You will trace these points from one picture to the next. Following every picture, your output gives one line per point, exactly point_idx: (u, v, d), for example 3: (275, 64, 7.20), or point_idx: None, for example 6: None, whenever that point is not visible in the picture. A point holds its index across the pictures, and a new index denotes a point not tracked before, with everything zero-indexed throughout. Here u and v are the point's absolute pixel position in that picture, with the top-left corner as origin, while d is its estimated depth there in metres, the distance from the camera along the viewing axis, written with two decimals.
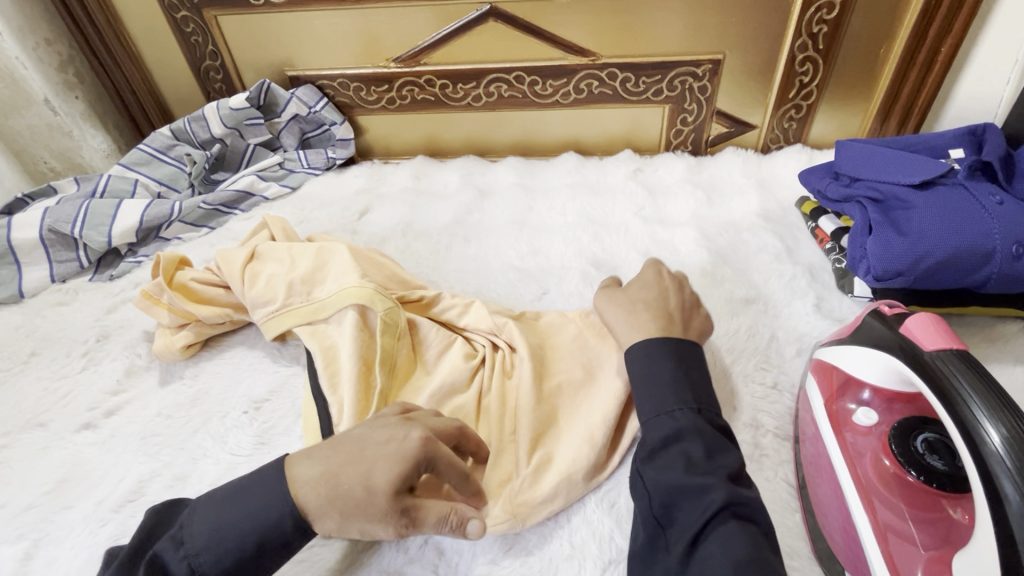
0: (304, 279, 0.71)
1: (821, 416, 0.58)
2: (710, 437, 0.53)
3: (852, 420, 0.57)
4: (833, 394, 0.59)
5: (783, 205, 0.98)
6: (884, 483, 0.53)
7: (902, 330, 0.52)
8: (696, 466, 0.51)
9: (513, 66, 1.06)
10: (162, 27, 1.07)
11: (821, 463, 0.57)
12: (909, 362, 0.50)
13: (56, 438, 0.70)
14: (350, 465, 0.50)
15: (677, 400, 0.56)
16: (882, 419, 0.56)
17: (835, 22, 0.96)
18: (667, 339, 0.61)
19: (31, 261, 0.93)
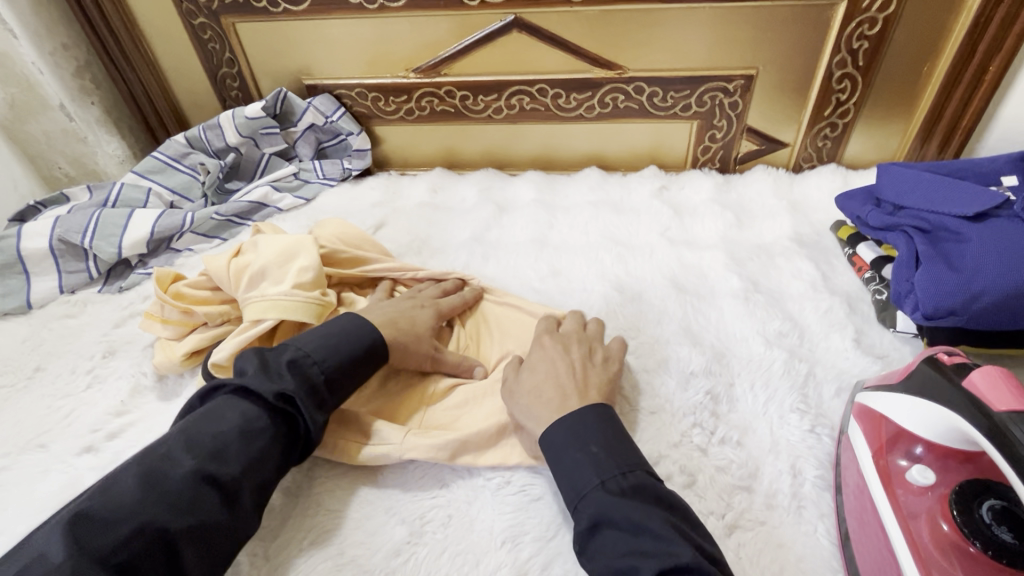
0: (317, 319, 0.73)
1: (870, 469, 0.54)
2: (632, 505, 0.49)
3: (905, 477, 0.53)
4: (882, 446, 0.55)
5: (817, 229, 0.93)
6: (941, 551, 0.48)
7: (964, 385, 0.48)
8: (627, 542, 0.47)
9: (536, 79, 1.02)
10: (179, 33, 1.05)
11: (867, 522, 0.52)
12: (975, 421, 0.46)
13: (57, 461, 0.68)
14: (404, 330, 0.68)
15: (593, 477, 0.51)
16: (940, 479, 0.52)
17: (877, 38, 0.91)
18: (558, 421, 0.56)
19: (41, 271, 0.91)
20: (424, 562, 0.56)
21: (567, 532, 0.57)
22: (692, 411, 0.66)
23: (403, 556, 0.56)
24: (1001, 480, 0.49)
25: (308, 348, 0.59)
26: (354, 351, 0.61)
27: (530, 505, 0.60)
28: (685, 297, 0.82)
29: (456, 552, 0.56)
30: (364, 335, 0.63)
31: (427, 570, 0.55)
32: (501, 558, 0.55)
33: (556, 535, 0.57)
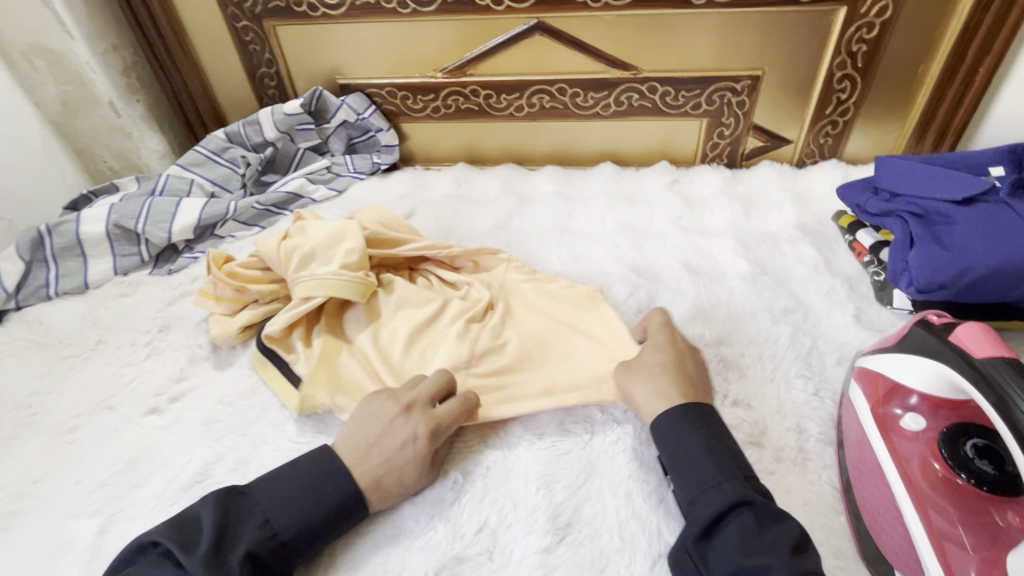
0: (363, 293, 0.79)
1: (869, 420, 0.60)
2: (770, 506, 0.52)
3: (899, 425, 0.59)
4: (879, 399, 0.61)
5: (820, 219, 1.00)
6: (933, 486, 0.54)
7: (950, 339, 0.54)
8: (761, 535, 0.50)
9: (556, 79, 1.09)
10: (222, 35, 1.13)
11: (867, 467, 0.59)
12: (958, 368, 0.52)
13: (125, 421, 0.74)
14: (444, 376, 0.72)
15: (729, 473, 0.54)
16: (929, 425, 0.58)
17: (874, 41, 0.98)
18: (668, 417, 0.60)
19: (96, 254, 0.97)
20: (467, 505, 0.62)
21: (594, 481, 0.64)
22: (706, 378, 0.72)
23: (448, 500, 0.62)
24: (983, 423, 0.56)
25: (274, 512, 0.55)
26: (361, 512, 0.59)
27: (561, 457, 0.66)
28: (698, 279, 0.88)
29: (496, 496, 0.62)
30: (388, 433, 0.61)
31: (471, 512, 0.61)
32: (537, 501, 0.62)
33: (585, 483, 0.63)
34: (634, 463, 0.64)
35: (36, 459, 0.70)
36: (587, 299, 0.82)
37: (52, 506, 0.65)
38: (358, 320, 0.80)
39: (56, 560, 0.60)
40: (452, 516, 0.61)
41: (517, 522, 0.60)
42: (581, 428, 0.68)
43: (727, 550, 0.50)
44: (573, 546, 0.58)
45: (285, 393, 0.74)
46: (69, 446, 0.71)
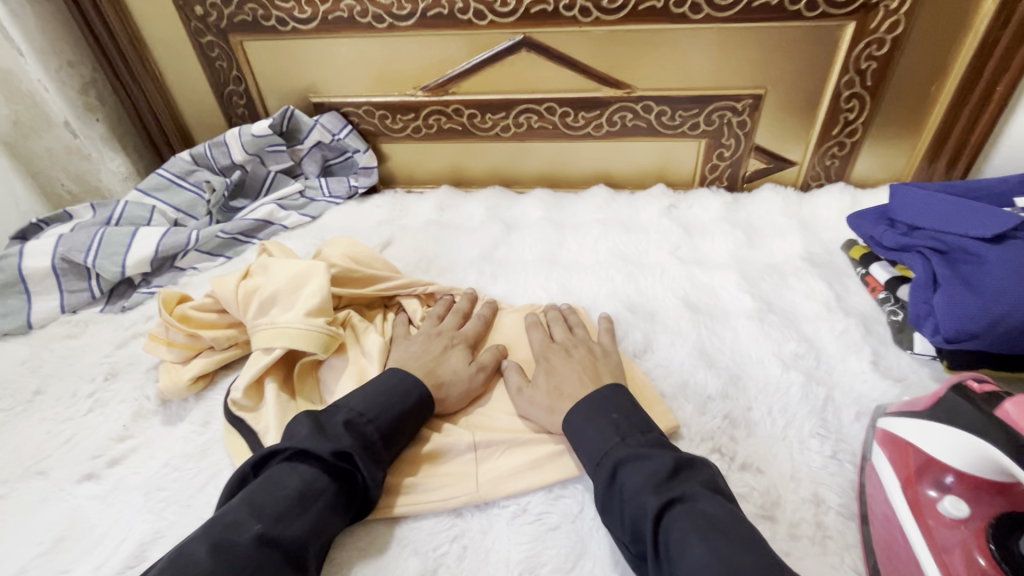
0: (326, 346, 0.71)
1: (900, 499, 0.52)
2: (647, 455, 0.54)
3: (937, 509, 0.51)
4: (913, 474, 0.53)
5: (829, 248, 0.92)
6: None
7: (999, 414, 0.47)
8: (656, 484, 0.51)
9: (545, 97, 1.02)
10: (187, 52, 1.05)
11: (899, 557, 0.51)
12: (1014, 454, 0.45)
13: (57, 489, 0.66)
14: (433, 361, 0.70)
15: (614, 437, 0.57)
16: (973, 511, 0.50)
17: (884, 58, 0.92)
18: (586, 401, 0.62)
19: (42, 291, 0.89)
20: None
21: (585, 563, 0.56)
22: (710, 437, 0.65)
23: None
24: None
25: (363, 407, 0.60)
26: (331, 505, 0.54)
27: (547, 532, 0.58)
28: (699, 318, 0.81)
29: None
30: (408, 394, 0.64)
31: None
32: None
33: (574, 566, 0.55)
34: None
35: None
36: None
37: None
38: (334, 368, 0.73)
39: None
40: None
41: None
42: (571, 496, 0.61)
43: (629, 513, 0.51)
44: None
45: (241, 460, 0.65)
46: None
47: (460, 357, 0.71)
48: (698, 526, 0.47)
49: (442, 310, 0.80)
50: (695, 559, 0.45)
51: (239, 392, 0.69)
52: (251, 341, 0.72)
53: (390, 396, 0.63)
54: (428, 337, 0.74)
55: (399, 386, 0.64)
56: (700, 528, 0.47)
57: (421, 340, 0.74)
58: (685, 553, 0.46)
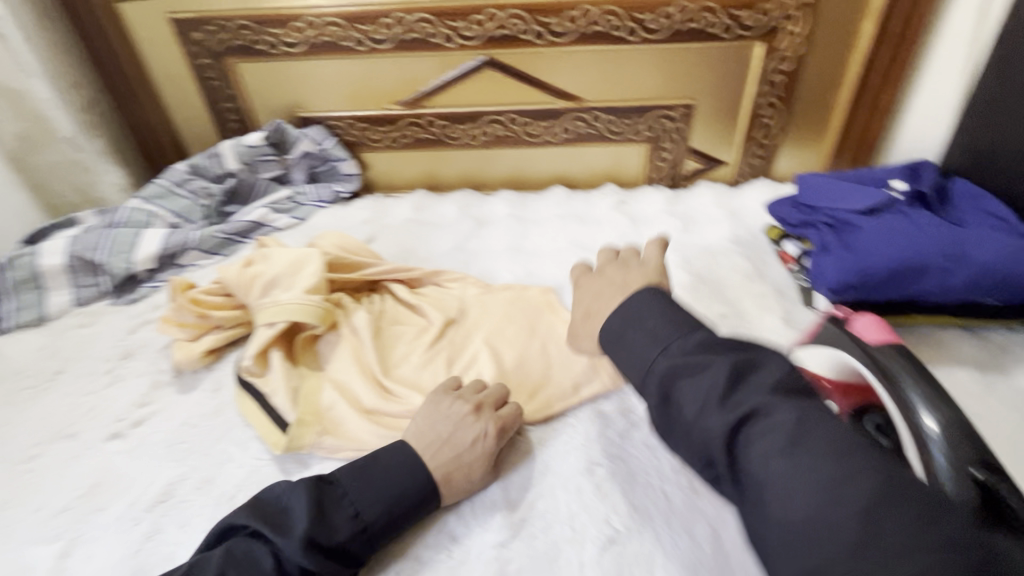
0: (324, 317, 0.83)
1: None
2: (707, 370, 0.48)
3: None
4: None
5: (752, 232, 1.08)
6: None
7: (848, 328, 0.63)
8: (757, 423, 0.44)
9: (507, 109, 1.17)
10: (185, 73, 1.17)
11: None
12: (859, 356, 0.60)
13: (87, 447, 0.75)
14: (454, 464, 0.64)
15: (705, 388, 0.47)
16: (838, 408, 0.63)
17: (790, 73, 1.09)
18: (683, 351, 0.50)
19: (56, 286, 0.98)
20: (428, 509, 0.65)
21: (547, 478, 0.68)
22: None
23: None
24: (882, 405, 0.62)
25: (362, 504, 0.59)
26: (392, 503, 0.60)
27: (515, 458, 0.70)
28: None
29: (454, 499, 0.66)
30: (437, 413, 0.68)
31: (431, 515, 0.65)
32: (493, 500, 0.66)
33: (538, 481, 0.68)
34: (584, 458, 0.69)
35: None
36: (542, 303, 0.90)
37: (10, 534, 0.65)
38: (330, 342, 0.84)
39: None
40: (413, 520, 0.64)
41: (474, 522, 0.64)
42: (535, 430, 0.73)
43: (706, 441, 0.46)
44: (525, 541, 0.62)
45: (253, 415, 0.76)
46: (28, 475, 0.72)
47: (481, 463, 0.65)
48: (777, 444, 0.43)
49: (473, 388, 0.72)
50: (774, 470, 0.42)
51: (249, 360, 0.79)
52: (256, 318, 0.83)
53: (396, 493, 0.61)
54: (461, 419, 0.67)
55: (408, 488, 0.61)
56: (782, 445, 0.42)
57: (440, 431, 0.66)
58: (769, 470, 0.42)
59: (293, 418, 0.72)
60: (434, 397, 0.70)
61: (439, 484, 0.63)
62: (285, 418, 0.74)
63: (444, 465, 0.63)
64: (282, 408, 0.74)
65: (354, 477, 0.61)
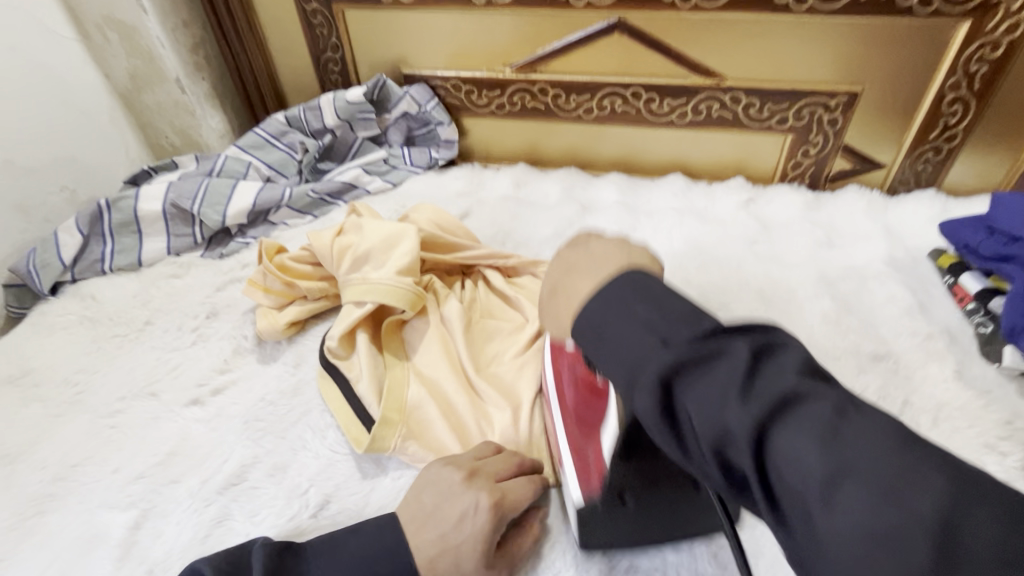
0: (413, 302, 0.75)
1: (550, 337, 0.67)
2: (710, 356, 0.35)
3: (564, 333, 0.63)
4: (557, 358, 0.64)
5: (913, 255, 0.90)
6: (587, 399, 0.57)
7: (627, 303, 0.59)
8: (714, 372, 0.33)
9: (631, 81, 1.02)
10: (292, 17, 1.11)
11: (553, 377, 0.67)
12: None
13: (167, 410, 0.72)
14: (446, 542, 0.51)
15: (650, 339, 0.37)
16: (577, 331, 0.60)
17: (998, 62, 0.88)
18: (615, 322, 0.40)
19: (152, 232, 0.97)
20: None
21: None
22: None
23: None
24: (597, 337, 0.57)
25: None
26: None
27: None
28: (771, 311, 0.81)
29: (543, 538, 0.60)
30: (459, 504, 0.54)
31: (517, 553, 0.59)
32: (588, 549, 0.59)
33: None
34: None
35: (77, 442, 0.69)
36: None
37: (88, 494, 0.64)
38: (418, 330, 0.77)
39: (89, 553, 0.59)
40: None
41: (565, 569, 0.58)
42: None
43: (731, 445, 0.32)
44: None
45: (333, 402, 0.71)
46: (110, 431, 0.70)
47: (480, 545, 0.52)
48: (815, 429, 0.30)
49: (483, 454, 0.60)
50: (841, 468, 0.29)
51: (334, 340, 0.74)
52: (343, 295, 0.77)
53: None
54: (451, 491, 0.55)
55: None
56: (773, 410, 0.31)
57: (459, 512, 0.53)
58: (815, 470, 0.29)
59: (378, 416, 0.66)
60: (435, 466, 0.59)
61: (430, 563, 0.50)
62: (366, 410, 0.69)
63: (438, 542, 0.51)
64: (366, 398, 0.69)
65: (326, 543, 0.52)
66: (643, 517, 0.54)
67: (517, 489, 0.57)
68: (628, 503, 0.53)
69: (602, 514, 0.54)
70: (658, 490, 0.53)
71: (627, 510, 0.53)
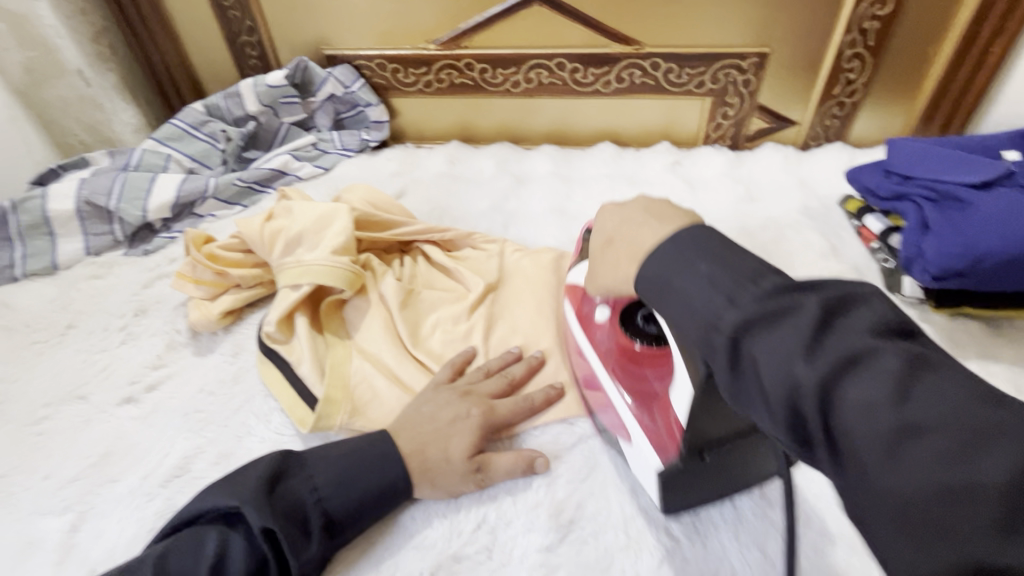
0: (351, 282, 0.74)
1: (573, 320, 0.67)
2: (753, 296, 0.36)
3: (594, 320, 0.64)
4: (579, 303, 0.67)
5: (825, 203, 0.96)
6: (619, 361, 0.60)
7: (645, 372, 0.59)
8: (731, 292, 0.37)
9: (555, 53, 1.04)
10: (201, 0, 1.06)
11: (598, 391, 0.63)
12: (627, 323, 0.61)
13: (98, 411, 0.69)
14: (432, 439, 0.59)
15: (647, 230, 0.45)
16: (613, 310, 0.63)
17: (886, 19, 0.95)
18: (637, 254, 0.45)
19: (66, 233, 0.91)
20: (466, 501, 0.60)
21: (597, 475, 0.62)
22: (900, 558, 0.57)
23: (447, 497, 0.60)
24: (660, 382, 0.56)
25: (329, 492, 0.55)
26: (367, 493, 0.56)
27: (562, 448, 0.64)
28: None
29: (497, 494, 0.60)
30: (428, 406, 0.62)
31: (470, 509, 0.59)
32: (538, 499, 0.60)
33: (587, 477, 0.62)
34: None
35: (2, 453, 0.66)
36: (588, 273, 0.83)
37: (18, 505, 0.61)
38: (359, 307, 0.77)
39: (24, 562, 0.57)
40: (451, 513, 0.59)
41: (516, 520, 0.59)
42: (584, 422, 0.67)
43: (762, 391, 0.34)
44: (479, 511, 0.59)
45: (275, 386, 0.70)
46: (37, 438, 0.67)
47: (461, 449, 0.59)
48: (742, 293, 0.36)
49: (496, 364, 0.69)
50: (755, 327, 0.35)
51: (270, 325, 0.72)
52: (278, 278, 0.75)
53: (363, 475, 0.56)
54: (433, 390, 0.65)
55: (380, 473, 0.57)
56: (758, 320, 0.35)
57: (441, 399, 0.63)
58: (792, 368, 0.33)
59: (321, 395, 0.66)
60: (437, 378, 0.67)
61: (411, 457, 0.58)
62: (311, 390, 0.68)
63: (417, 440, 0.59)
64: (309, 381, 0.69)
65: (326, 451, 0.58)
66: (713, 467, 0.52)
67: (489, 391, 0.65)
68: (707, 459, 0.51)
69: (674, 479, 0.52)
70: (723, 437, 0.50)
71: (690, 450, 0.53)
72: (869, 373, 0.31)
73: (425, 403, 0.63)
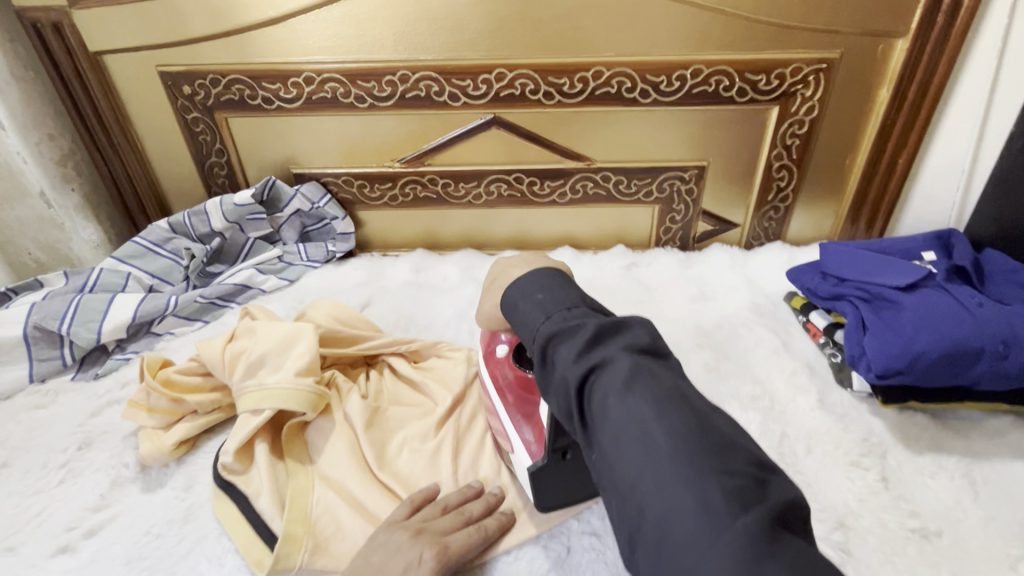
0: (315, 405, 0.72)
1: (482, 359, 0.75)
2: (572, 328, 0.46)
3: (495, 354, 0.74)
4: (488, 344, 0.76)
5: (773, 300, 1.02)
6: (514, 393, 0.69)
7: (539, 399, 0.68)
8: (549, 310, 0.49)
9: (514, 169, 1.12)
10: (172, 125, 1.10)
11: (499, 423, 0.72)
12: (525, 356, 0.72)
13: (28, 565, 0.63)
14: None
15: (540, 318, 0.49)
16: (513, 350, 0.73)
17: (805, 136, 1.07)
18: (511, 290, 0.54)
19: (10, 361, 0.88)
20: None
21: None
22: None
23: None
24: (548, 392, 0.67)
25: None
26: None
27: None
28: None
29: None
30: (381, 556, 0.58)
31: None
32: None
33: None
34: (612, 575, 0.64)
35: None
36: None
37: None
38: (323, 430, 0.74)
39: None
40: None
41: None
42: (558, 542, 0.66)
43: (557, 386, 0.45)
44: None
45: (231, 523, 0.66)
46: None
47: None
48: (615, 385, 0.41)
49: (454, 500, 0.66)
50: (618, 417, 0.39)
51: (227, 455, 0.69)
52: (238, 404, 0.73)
53: None
54: (386, 533, 0.61)
55: None
56: (634, 439, 0.38)
57: (394, 544, 0.59)
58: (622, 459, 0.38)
59: (281, 532, 0.63)
60: (393, 516, 0.63)
61: None
62: (269, 526, 0.65)
63: None
64: (269, 518, 0.65)
65: None
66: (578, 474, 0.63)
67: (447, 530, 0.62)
68: (570, 459, 0.61)
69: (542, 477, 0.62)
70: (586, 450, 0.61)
71: (570, 464, 0.62)
72: (644, 435, 0.38)
73: (377, 552, 0.59)
